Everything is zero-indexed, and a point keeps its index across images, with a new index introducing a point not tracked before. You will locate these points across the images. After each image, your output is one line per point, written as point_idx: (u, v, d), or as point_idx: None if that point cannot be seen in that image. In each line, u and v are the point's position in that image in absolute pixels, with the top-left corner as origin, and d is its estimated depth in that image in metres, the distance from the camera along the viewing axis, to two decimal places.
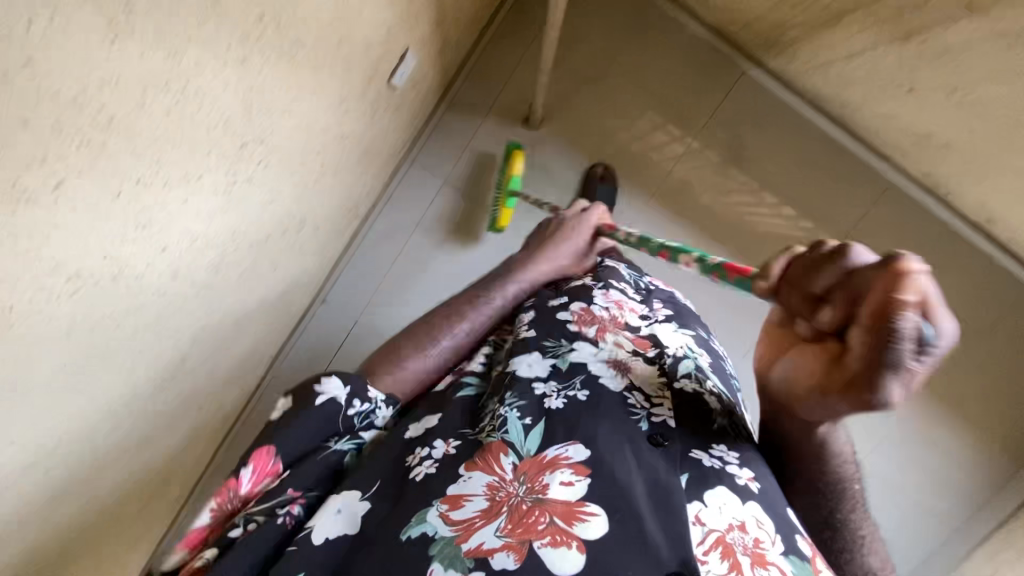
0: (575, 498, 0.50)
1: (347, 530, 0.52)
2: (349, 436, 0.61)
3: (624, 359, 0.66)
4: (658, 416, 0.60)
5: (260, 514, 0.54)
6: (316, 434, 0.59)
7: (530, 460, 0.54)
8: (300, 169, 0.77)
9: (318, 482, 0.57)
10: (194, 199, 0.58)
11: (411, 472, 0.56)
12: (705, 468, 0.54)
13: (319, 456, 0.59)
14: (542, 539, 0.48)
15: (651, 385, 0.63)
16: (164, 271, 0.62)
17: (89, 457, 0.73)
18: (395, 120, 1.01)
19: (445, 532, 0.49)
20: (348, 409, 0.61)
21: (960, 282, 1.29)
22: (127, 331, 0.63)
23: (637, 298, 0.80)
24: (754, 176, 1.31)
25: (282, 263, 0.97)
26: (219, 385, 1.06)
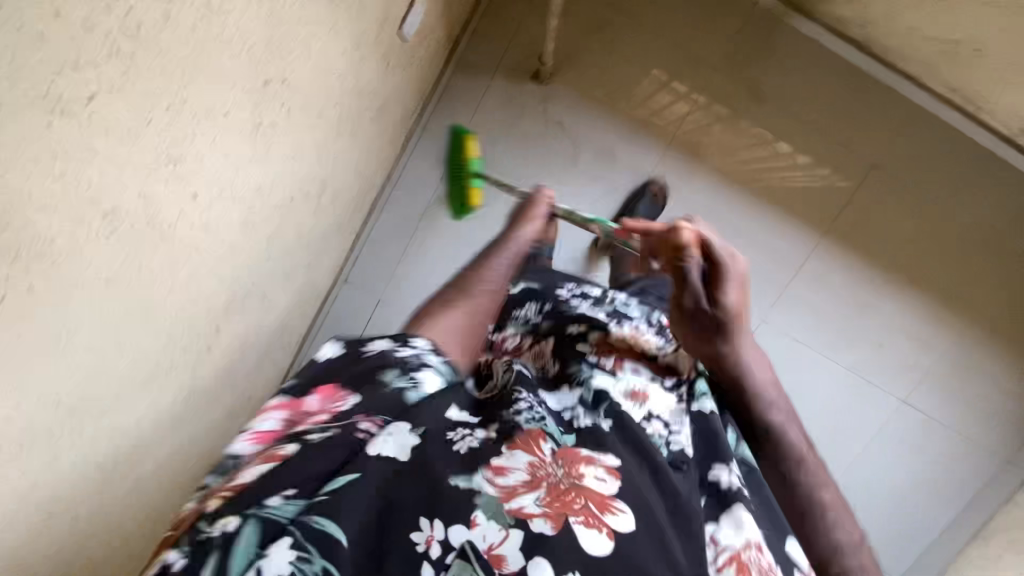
0: (608, 493, 0.48)
1: (412, 448, 0.49)
2: (405, 373, 0.57)
3: (642, 388, 0.66)
4: (676, 446, 0.60)
5: (331, 430, 0.50)
6: (375, 363, 0.58)
7: (566, 449, 0.53)
8: (319, 122, 0.76)
9: (386, 409, 0.53)
10: (223, 140, 0.56)
11: (452, 445, 0.50)
12: (722, 493, 0.55)
13: (382, 389, 0.55)
14: (577, 517, 0.45)
15: (669, 414, 0.64)
16: (196, 223, 0.60)
17: (134, 428, 0.72)
18: (405, 74, 0.99)
19: (490, 490, 0.46)
20: (403, 352, 0.60)
21: (987, 205, 1.27)
22: (164, 289, 0.61)
23: (652, 330, 0.78)
24: (771, 115, 1.29)
25: (310, 232, 0.97)
26: (253, 364, 1.05)
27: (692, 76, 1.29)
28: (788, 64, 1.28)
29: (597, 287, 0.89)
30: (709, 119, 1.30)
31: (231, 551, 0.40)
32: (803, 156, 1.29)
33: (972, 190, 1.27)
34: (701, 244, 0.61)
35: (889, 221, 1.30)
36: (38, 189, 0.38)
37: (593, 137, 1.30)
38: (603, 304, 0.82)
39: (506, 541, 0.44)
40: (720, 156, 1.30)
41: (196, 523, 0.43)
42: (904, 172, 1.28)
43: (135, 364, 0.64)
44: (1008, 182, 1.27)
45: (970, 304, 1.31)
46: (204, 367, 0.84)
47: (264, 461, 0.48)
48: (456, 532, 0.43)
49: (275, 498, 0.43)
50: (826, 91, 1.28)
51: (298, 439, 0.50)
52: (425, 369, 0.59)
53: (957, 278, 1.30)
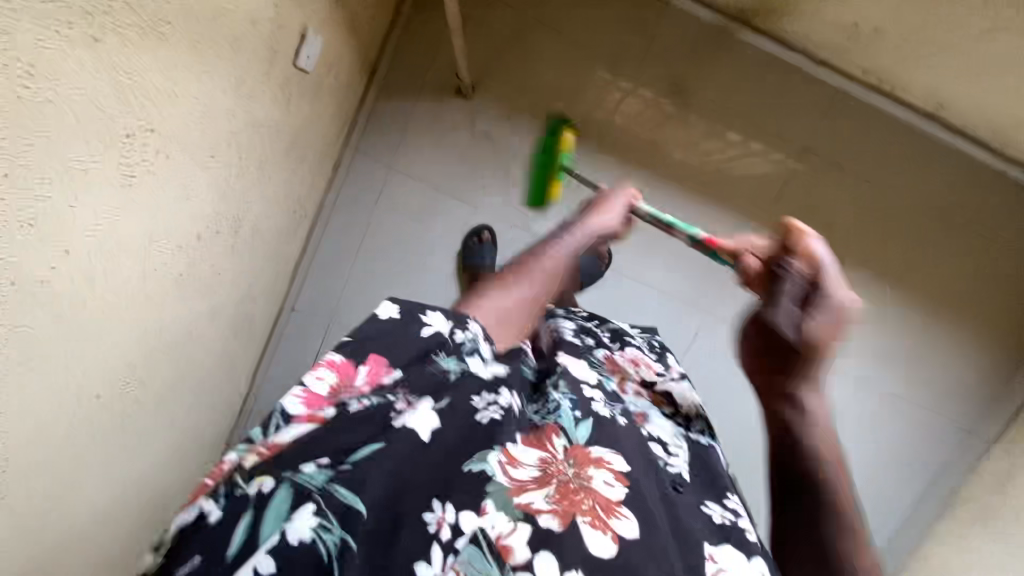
0: (614, 498, 0.51)
1: (433, 429, 0.47)
2: (456, 356, 0.52)
3: (645, 410, 0.67)
4: (675, 467, 0.60)
5: (370, 399, 0.47)
6: (428, 343, 0.52)
7: (577, 448, 0.53)
8: (212, 162, 0.77)
9: (423, 387, 0.49)
10: (88, 192, 0.58)
11: (475, 413, 0.49)
12: (719, 523, 0.54)
13: (426, 366, 0.50)
14: (585, 516, 0.48)
15: (670, 436, 0.64)
16: (75, 276, 0.61)
17: (66, 486, 0.72)
18: (313, 102, 1.01)
19: (501, 480, 0.47)
20: (455, 336, 0.53)
21: (915, 179, 1.29)
22: (53, 344, 0.62)
23: (653, 357, 0.79)
24: (697, 108, 1.30)
25: (233, 266, 0.98)
26: (195, 402, 1.06)
27: (617, 77, 1.30)
28: (711, 57, 1.29)
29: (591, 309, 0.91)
30: (635, 116, 1.30)
31: (262, 512, 0.39)
32: (754, 144, 1.29)
33: (903, 164, 1.28)
34: (810, 262, 0.55)
35: (827, 204, 1.30)
36: None
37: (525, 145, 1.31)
38: (597, 325, 0.84)
39: (514, 533, 0.45)
40: (655, 152, 1.30)
41: (234, 476, 0.42)
42: (834, 153, 1.29)
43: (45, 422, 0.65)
44: (937, 153, 1.28)
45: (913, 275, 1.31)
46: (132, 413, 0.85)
47: (303, 425, 0.45)
48: (466, 519, 0.44)
49: (309, 464, 0.42)
50: (752, 81, 1.28)
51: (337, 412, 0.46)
52: (475, 357, 0.52)
53: (899, 253, 1.31)
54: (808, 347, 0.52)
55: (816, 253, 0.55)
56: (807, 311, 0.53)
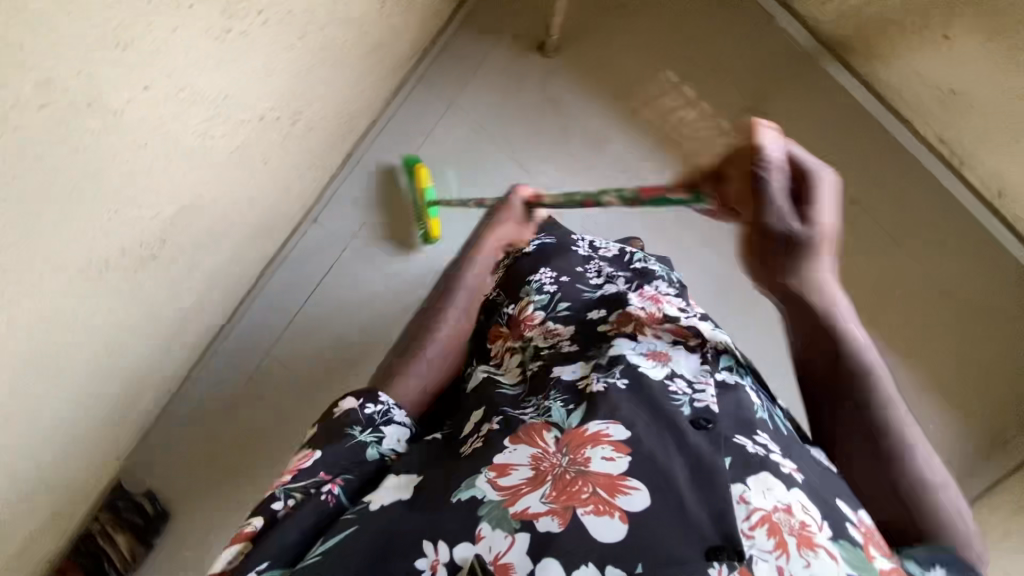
0: (619, 472, 0.48)
1: (414, 484, 0.51)
2: (370, 428, 0.60)
3: (664, 350, 0.64)
4: (702, 402, 0.56)
5: (296, 497, 0.51)
6: (340, 426, 0.59)
7: (572, 433, 0.52)
8: (298, 44, 0.73)
9: (353, 466, 0.55)
10: (180, 33, 0.54)
11: (462, 448, 0.56)
12: (751, 455, 0.50)
13: (345, 443, 0.57)
14: (586, 507, 0.46)
15: (693, 372, 0.60)
16: (143, 117, 0.57)
17: (60, 324, 0.70)
18: (404, 16, 0.98)
19: (493, 497, 0.47)
20: (365, 411, 0.61)
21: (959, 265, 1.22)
22: (104, 180, 0.59)
23: (673, 294, 0.80)
24: (764, 129, 1.26)
25: (274, 160, 0.93)
26: (203, 285, 1.04)
27: (697, 83, 1.27)
28: (790, 88, 1.27)
29: (615, 250, 0.92)
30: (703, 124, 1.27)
31: None
32: None
33: (953, 246, 1.23)
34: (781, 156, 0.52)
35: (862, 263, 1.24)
36: None
37: (586, 122, 1.26)
38: (622, 277, 0.84)
39: (513, 547, 0.44)
40: None
41: None
42: (890, 212, 1.25)
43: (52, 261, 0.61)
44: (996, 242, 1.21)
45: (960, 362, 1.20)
46: (130, 284, 0.80)
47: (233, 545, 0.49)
48: (462, 548, 0.45)
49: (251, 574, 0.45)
50: (829, 120, 1.26)
51: (264, 513, 0.51)
52: (387, 426, 0.61)
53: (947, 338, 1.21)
54: (813, 236, 0.52)
55: (778, 145, 0.52)
56: (808, 204, 0.52)
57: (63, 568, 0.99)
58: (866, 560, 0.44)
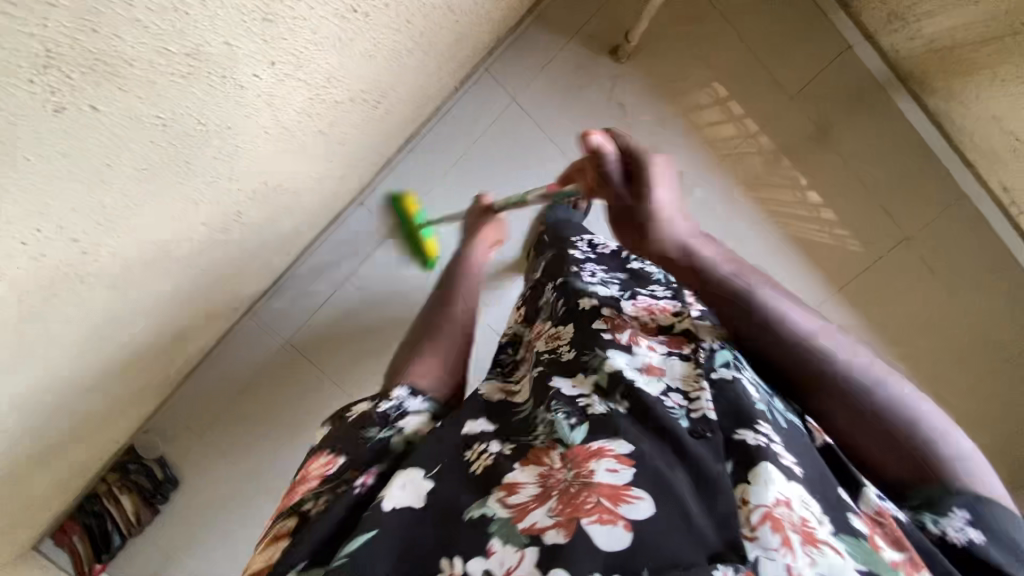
0: (622, 482, 0.45)
1: (427, 492, 0.48)
2: (387, 425, 0.56)
3: (659, 363, 0.60)
4: (698, 411, 0.52)
5: (325, 496, 0.50)
6: (356, 424, 0.57)
7: (576, 449, 0.49)
8: (404, 28, 0.71)
9: (377, 460, 0.53)
10: (318, 11, 0.52)
11: (468, 467, 0.51)
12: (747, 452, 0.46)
13: (365, 441, 0.54)
14: (589, 516, 0.43)
15: (687, 381, 0.56)
16: (261, 92, 0.55)
17: (131, 289, 0.69)
18: (493, 7, 0.96)
19: (502, 514, 0.45)
20: (382, 407, 0.58)
21: (996, 315, 1.25)
22: (210, 154, 0.57)
23: (668, 296, 0.75)
24: (824, 158, 1.27)
25: (348, 141, 0.91)
26: (255, 259, 1.02)
27: (762, 105, 1.27)
28: (855, 118, 1.26)
29: (614, 250, 0.92)
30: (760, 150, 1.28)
31: None
32: (845, 218, 1.27)
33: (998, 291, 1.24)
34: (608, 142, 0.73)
35: (902, 298, 1.26)
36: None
37: (647, 133, 1.26)
38: (617, 279, 0.82)
39: (523, 562, 0.42)
40: (767, 190, 1.28)
41: None
42: (940, 253, 1.26)
43: (145, 226, 0.59)
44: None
45: (974, 403, 1.26)
46: (202, 254, 0.79)
47: (271, 545, 0.48)
48: (473, 563, 0.43)
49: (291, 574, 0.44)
50: (887, 155, 1.26)
51: (294, 514, 0.50)
52: (405, 418, 0.58)
53: (968, 379, 1.26)
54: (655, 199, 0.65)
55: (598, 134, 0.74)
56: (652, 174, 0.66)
57: (68, 526, 1.10)
58: (874, 552, 0.40)
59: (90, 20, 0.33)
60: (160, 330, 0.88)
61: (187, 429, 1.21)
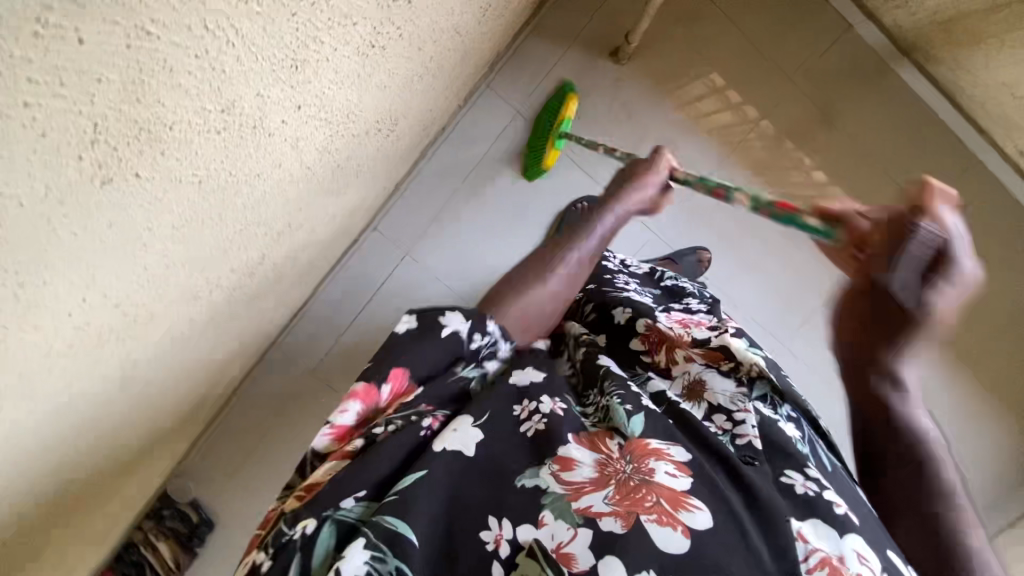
0: (682, 489, 0.48)
1: (478, 442, 0.51)
2: (473, 363, 0.60)
3: (700, 376, 0.66)
4: (743, 438, 0.57)
5: (395, 424, 0.52)
6: (447, 348, 0.57)
7: (635, 443, 0.52)
8: (416, 56, 0.71)
9: (449, 400, 0.57)
10: (340, 52, 0.51)
11: (520, 425, 0.54)
12: (801, 496, 0.50)
13: (450, 376, 0.58)
14: (649, 515, 0.45)
15: (732, 401, 0.62)
16: (289, 137, 0.55)
17: (166, 344, 0.68)
18: (496, 23, 0.95)
19: (558, 488, 0.47)
20: (473, 342, 0.59)
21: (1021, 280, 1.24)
22: (241, 202, 0.57)
23: (704, 311, 0.80)
24: (833, 141, 1.26)
25: (363, 171, 0.90)
26: (277, 296, 1.01)
27: (767, 93, 1.26)
28: (861, 97, 1.26)
29: (645, 269, 0.97)
30: (770, 137, 1.27)
31: (311, 552, 0.44)
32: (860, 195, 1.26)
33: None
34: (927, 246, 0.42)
35: None
36: (179, 65, 0.34)
37: (655, 133, 1.25)
38: (652, 294, 0.89)
39: (576, 540, 0.44)
40: (782, 174, 1.26)
41: (278, 525, 0.46)
42: (962, 223, 1.24)
43: (180, 284, 0.58)
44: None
45: (1008, 370, 1.25)
46: (225, 302, 0.78)
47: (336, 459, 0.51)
48: (524, 531, 0.45)
49: (349, 499, 0.46)
50: (898, 131, 1.25)
51: (365, 438, 0.52)
52: (491, 358, 0.61)
53: (1001, 352, 1.24)
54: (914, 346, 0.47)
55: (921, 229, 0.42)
56: (930, 308, 0.44)
57: None
58: None
59: (135, 92, 0.32)
60: (188, 378, 0.86)
61: (220, 472, 1.20)
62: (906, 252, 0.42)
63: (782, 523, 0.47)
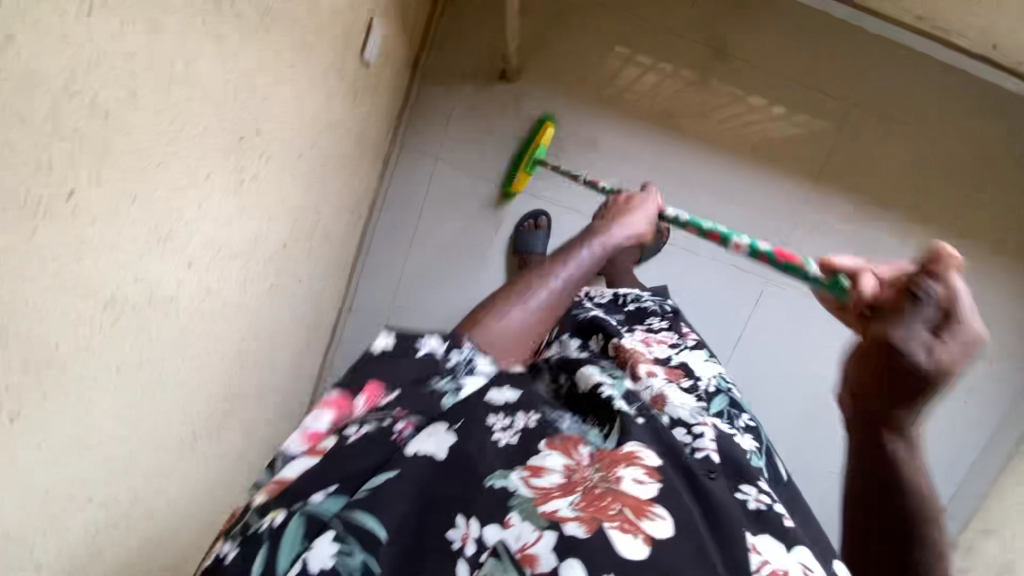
0: (646, 497, 0.47)
1: (450, 446, 0.49)
2: (450, 377, 0.53)
3: (660, 394, 0.68)
4: (702, 451, 0.59)
5: (368, 427, 0.48)
6: (423, 364, 0.53)
7: (605, 452, 0.52)
8: (298, 165, 0.75)
9: (422, 410, 0.51)
10: (207, 204, 0.55)
11: (493, 434, 0.51)
12: (755, 508, 0.53)
13: (422, 389, 0.52)
14: (612, 521, 0.44)
15: (689, 415, 0.64)
16: (196, 290, 0.59)
17: (183, 507, 0.71)
18: (375, 97, 0.98)
19: (524, 492, 0.46)
20: (450, 356, 0.54)
21: (956, 135, 1.29)
22: (175, 362, 0.60)
23: (668, 330, 0.86)
24: (738, 77, 1.29)
25: (305, 275, 0.96)
26: (277, 419, 1.03)
27: (667, 56, 1.28)
28: (747, 22, 1.28)
29: (609, 295, 0.97)
30: (681, 89, 1.30)
31: (278, 542, 0.41)
32: (777, 108, 1.29)
33: (952, 115, 1.28)
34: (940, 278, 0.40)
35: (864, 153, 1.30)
36: (28, 297, 0.37)
37: (572, 128, 1.30)
38: (619, 314, 0.92)
39: (539, 542, 0.43)
40: (705, 116, 1.30)
41: (246, 515, 0.44)
42: (884, 98, 1.29)
43: (162, 434, 0.63)
44: (988, 96, 1.28)
45: (967, 218, 1.31)
46: (239, 415, 0.85)
47: (305, 457, 0.47)
48: (490, 531, 0.43)
49: (318, 494, 0.44)
50: (795, 42, 1.28)
51: (337, 437, 0.48)
52: (473, 375, 0.55)
53: (956, 202, 1.31)
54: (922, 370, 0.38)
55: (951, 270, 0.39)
56: (940, 338, 0.38)
57: None
58: None
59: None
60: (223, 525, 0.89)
61: None
62: (912, 311, 0.40)
63: (737, 535, 0.48)
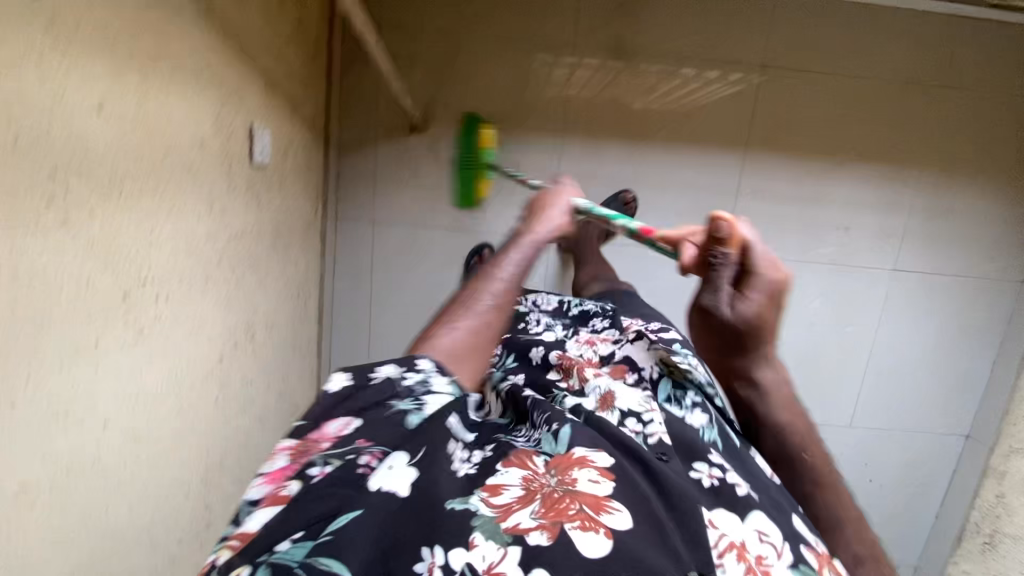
0: (602, 494, 0.47)
1: (414, 481, 0.43)
2: (411, 398, 0.49)
3: (609, 390, 0.69)
4: (654, 437, 0.60)
5: (333, 463, 0.43)
6: (381, 390, 0.49)
7: (560, 456, 0.52)
8: (209, 287, 0.78)
9: (389, 435, 0.46)
10: (105, 367, 0.58)
11: (454, 469, 0.47)
12: (707, 486, 0.54)
13: (384, 412, 0.47)
14: (573, 522, 0.43)
15: (639, 407, 0.65)
16: (122, 438, 0.63)
17: None
18: (282, 190, 1.01)
19: (486, 510, 0.43)
20: (407, 378, 0.50)
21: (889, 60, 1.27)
22: (123, 509, 0.64)
23: (610, 330, 0.87)
24: (653, 64, 1.27)
25: (259, 371, 1.00)
26: None
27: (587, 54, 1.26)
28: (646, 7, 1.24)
29: (555, 302, 1.01)
30: (588, 95, 1.29)
31: None
32: (710, 73, 1.27)
33: (879, 43, 1.26)
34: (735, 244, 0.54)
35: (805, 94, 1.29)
36: None
37: None
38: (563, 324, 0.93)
39: (506, 559, 0.40)
40: (622, 108, 1.30)
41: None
42: (807, 44, 1.26)
43: (135, 561, 0.68)
44: (907, 18, 1.25)
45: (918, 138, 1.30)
46: (222, 515, 0.91)
47: (268, 506, 0.40)
48: (455, 556, 0.39)
49: (284, 542, 0.37)
50: (700, 14, 1.25)
51: (300, 477, 0.42)
52: (434, 393, 0.49)
53: (891, 134, 1.30)
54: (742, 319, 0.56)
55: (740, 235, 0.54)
56: (745, 289, 0.55)
57: None
58: None
59: None
60: None
61: None
62: (720, 276, 0.55)
63: (691, 512, 0.48)
